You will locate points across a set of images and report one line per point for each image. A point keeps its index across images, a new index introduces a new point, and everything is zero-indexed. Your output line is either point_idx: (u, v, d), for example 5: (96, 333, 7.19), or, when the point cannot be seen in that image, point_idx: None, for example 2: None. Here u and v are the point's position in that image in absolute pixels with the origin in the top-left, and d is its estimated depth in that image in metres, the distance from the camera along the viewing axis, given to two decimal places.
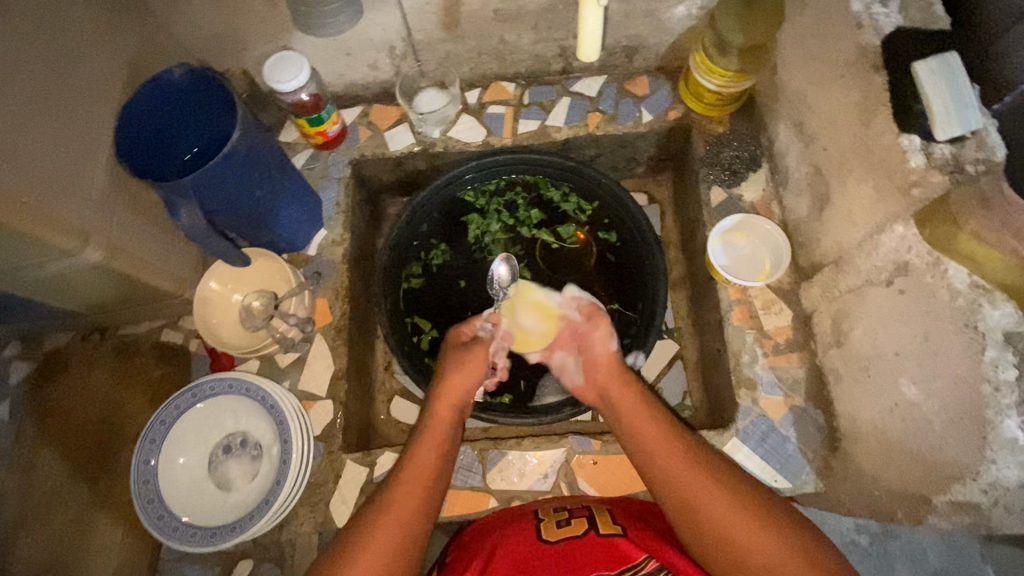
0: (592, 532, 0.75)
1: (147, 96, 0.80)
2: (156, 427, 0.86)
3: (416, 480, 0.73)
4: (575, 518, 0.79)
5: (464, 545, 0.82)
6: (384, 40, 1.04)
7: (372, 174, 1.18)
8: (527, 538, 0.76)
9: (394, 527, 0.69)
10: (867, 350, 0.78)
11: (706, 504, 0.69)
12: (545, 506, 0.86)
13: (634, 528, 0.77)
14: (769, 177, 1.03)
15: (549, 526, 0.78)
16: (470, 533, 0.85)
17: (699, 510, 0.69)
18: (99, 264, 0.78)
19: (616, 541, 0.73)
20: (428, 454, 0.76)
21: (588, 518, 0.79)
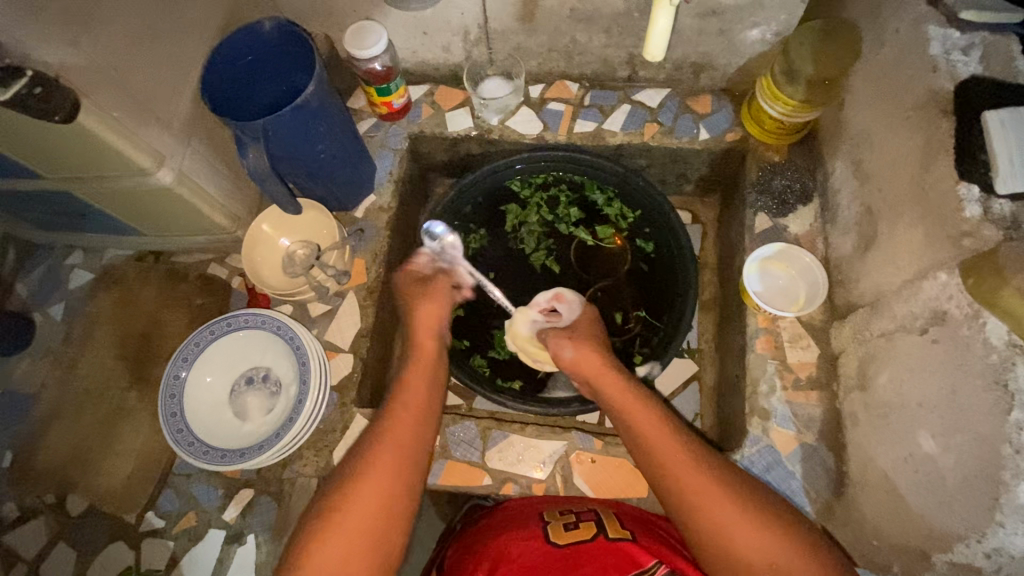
0: (600, 536, 0.79)
1: (238, 43, 0.86)
2: (190, 347, 0.92)
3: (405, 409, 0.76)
4: (583, 522, 0.82)
5: (475, 540, 0.86)
6: (461, 24, 1.08)
7: (427, 151, 1.23)
8: (538, 542, 0.79)
9: (393, 453, 0.72)
10: (892, 397, 0.78)
11: (696, 492, 0.71)
12: (552, 506, 0.88)
13: (642, 534, 0.81)
14: (819, 213, 1.02)
15: (558, 528, 0.81)
16: (479, 530, 0.88)
17: (689, 496, 0.72)
18: (169, 187, 0.84)
19: (625, 547, 0.77)
20: (419, 384, 0.80)
21: (596, 521, 0.82)
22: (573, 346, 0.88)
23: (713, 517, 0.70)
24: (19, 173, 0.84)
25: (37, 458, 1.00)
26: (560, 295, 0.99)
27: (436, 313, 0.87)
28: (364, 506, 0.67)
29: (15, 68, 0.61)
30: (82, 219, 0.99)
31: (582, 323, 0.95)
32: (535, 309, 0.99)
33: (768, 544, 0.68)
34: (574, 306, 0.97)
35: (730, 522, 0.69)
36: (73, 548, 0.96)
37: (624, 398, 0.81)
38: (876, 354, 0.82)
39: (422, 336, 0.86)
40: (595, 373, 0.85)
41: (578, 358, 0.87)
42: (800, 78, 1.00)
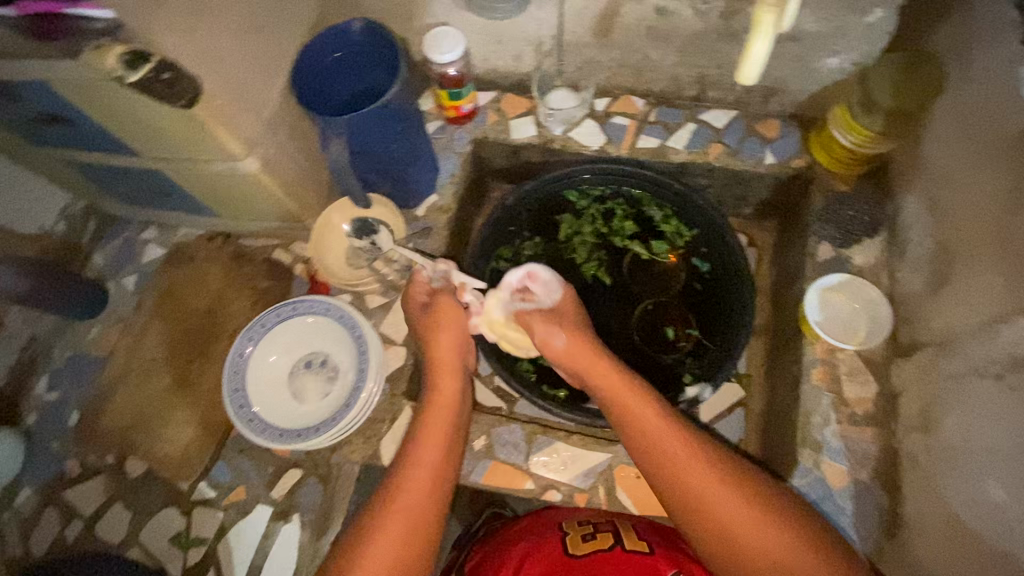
0: (618, 547, 0.77)
1: (328, 41, 0.90)
2: (257, 327, 0.95)
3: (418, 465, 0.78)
4: (600, 532, 0.81)
5: (494, 550, 0.86)
6: (536, 35, 1.10)
7: (488, 156, 1.25)
8: (554, 551, 0.78)
9: (408, 507, 0.74)
10: (958, 442, 0.76)
11: (703, 502, 0.72)
12: (570, 517, 0.87)
13: (661, 547, 0.79)
14: (885, 246, 1.01)
15: (574, 539, 0.80)
16: (498, 542, 0.87)
17: (697, 506, 0.72)
18: (253, 173, 0.89)
19: (643, 559, 0.76)
20: (434, 430, 0.82)
21: (614, 533, 0.81)
22: (563, 334, 0.91)
23: (724, 529, 0.70)
24: (119, 151, 0.89)
25: (103, 420, 1.06)
26: (533, 274, 1.00)
27: (452, 349, 0.90)
28: (383, 553, 0.70)
29: (140, 53, 0.65)
30: (166, 197, 1.05)
31: (563, 301, 0.98)
32: (507, 290, 0.99)
33: (782, 555, 0.68)
34: (547, 285, 0.99)
35: (739, 531, 0.70)
36: (129, 509, 1.01)
37: (622, 403, 0.82)
38: (942, 395, 0.80)
39: (440, 380, 0.88)
40: (587, 364, 0.88)
41: (567, 346, 0.90)
42: (879, 109, 0.97)
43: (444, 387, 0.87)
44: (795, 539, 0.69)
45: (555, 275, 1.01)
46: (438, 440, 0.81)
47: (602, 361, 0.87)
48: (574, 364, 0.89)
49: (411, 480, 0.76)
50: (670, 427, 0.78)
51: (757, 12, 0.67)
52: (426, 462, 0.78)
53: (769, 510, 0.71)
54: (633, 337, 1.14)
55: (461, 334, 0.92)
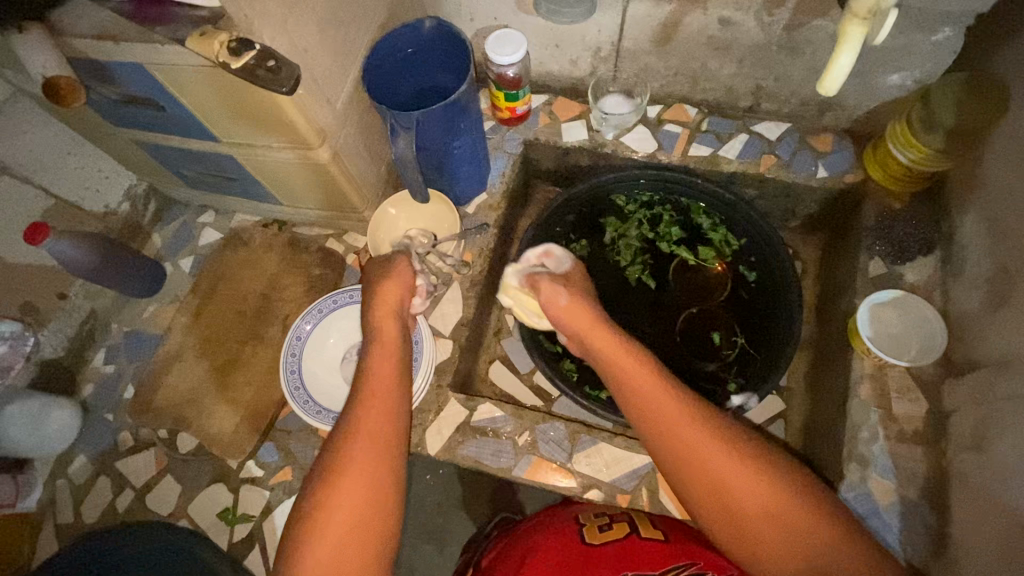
0: (634, 535, 0.80)
1: (400, 37, 0.93)
2: (314, 313, 0.98)
3: (376, 401, 0.75)
4: (616, 523, 0.83)
5: (512, 543, 0.88)
6: (595, 41, 1.13)
7: (537, 157, 1.28)
8: (571, 538, 0.81)
9: (377, 441, 0.72)
10: (1015, 463, 0.75)
11: (693, 452, 0.70)
12: (585, 511, 0.90)
13: (675, 535, 0.82)
14: (939, 265, 1.00)
15: (591, 529, 0.82)
16: (519, 535, 0.90)
17: (687, 457, 0.70)
18: (322, 163, 0.92)
19: (658, 545, 0.78)
20: (386, 371, 0.79)
21: (629, 523, 0.84)
22: (567, 294, 0.90)
23: (713, 477, 0.69)
24: (196, 134, 0.93)
25: (156, 395, 1.09)
26: (549, 252, 1.02)
27: (395, 296, 0.87)
28: (350, 501, 0.67)
29: (244, 41, 0.67)
30: (230, 182, 1.08)
31: (573, 273, 0.99)
32: (524, 265, 1.01)
33: (773, 506, 0.66)
34: (562, 262, 1.01)
35: (729, 480, 0.68)
36: (179, 483, 1.04)
37: (616, 362, 0.80)
38: (997, 416, 0.80)
39: (383, 325, 0.85)
40: (588, 327, 0.86)
41: (571, 309, 0.89)
42: (939, 127, 0.98)
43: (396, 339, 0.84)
44: (775, 483, 0.67)
45: (570, 255, 1.03)
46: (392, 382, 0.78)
47: (602, 322, 0.86)
48: (576, 325, 0.88)
49: (373, 416, 0.74)
50: (662, 383, 0.76)
51: (845, 23, 0.70)
52: (382, 406, 0.75)
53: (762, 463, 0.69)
54: (676, 341, 1.15)
55: (401, 285, 0.89)
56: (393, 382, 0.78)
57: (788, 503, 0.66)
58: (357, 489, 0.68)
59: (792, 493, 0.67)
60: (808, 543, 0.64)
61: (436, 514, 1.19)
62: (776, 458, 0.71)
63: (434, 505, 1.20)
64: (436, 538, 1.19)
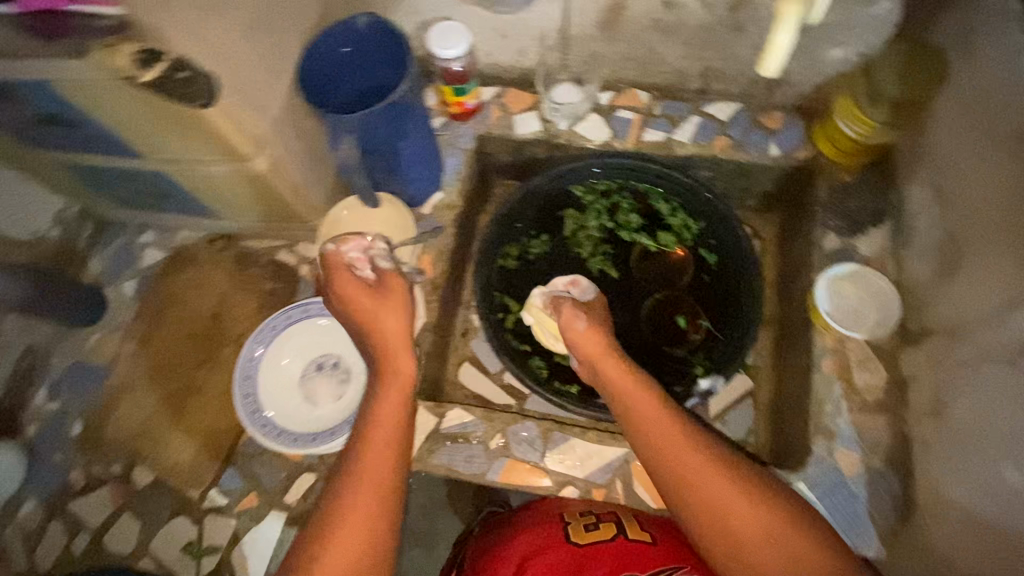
0: (621, 537, 0.80)
1: (332, 36, 0.88)
2: (266, 331, 0.94)
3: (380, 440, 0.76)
4: (603, 523, 0.83)
5: (500, 544, 0.88)
6: (540, 29, 1.10)
7: (492, 151, 1.24)
8: (558, 540, 0.81)
9: (381, 480, 0.73)
10: (971, 426, 0.77)
11: (692, 476, 0.74)
12: (572, 509, 0.89)
13: (663, 539, 0.81)
14: (891, 236, 1.02)
15: (577, 529, 0.82)
16: (507, 535, 0.90)
17: (685, 480, 0.75)
18: (261, 173, 0.87)
19: (645, 547, 0.78)
20: (395, 408, 0.79)
21: (616, 523, 0.83)
22: (586, 318, 0.93)
23: (710, 500, 0.73)
24: (119, 153, 0.87)
25: (109, 428, 1.04)
26: (576, 281, 1.07)
27: (397, 320, 0.86)
28: (351, 543, 0.68)
29: (153, 52, 0.66)
30: (168, 200, 1.03)
31: (596, 302, 1.03)
32: (552, 288, 1.06)
33: (768, 528, 0.70)
34: (588, 291, 1.05)
35: (724, 503, 0.72)
36: (138, 519, 0.99)
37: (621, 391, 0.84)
38: (953, 382, 0.82)
39: (395, 357, 0.83)
40: (596, 354, 0.89)
41: (589, 333, 0.91)
42: (884, 101, 0.99)
43: (402, 372, 0.82)
44: (769, 509, 0.72)
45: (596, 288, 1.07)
46: (394, 417, 0.78)
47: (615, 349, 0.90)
48: (585, 350, 0.90)
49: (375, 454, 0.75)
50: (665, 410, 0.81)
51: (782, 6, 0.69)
52: (387, 448, 0.76)
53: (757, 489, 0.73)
54: (643, 330, 1.15)
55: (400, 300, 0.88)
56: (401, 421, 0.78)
57: (782, 525, 0.71)
58: (359, 532, 0.69)
59: (785, 518, 0.71)
60: (797, 566, 0.68)
61: (417, 520, 1.17)
62: (773, 486, 0.74)
63: (414, 512, 1.18)
64: (418, 543, 1.17)
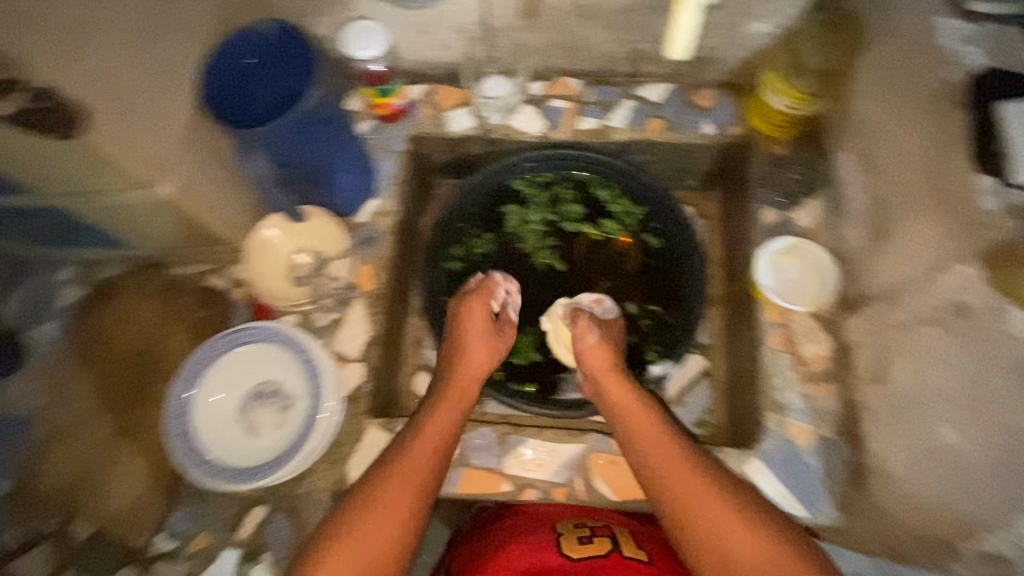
0: (616, 553, 0.76)
1: (237, 44, 0.83)
2: (194, 364, 0.89)
3: (408, 473, 0.78)
4: (597, 537, 0.79)
5: (478, 548, 0.84)
6: (461, 22, 1.06)
7: (427, 152, 1.20)
8: (550, 551, 0.76)
9: (393, 513, 0.74)
10: (913, 389, 0.77)
11: (685, 494, 0.76)
12: (563, 519, 0.86)
13: (658, 557, 0.79)
14: (826, 205, 1.02)
15: (570, 540, 0.78)
16: (486, 540, 0.85)
17: (680, 497, 0.76)
18: (168, 201, 0.83)
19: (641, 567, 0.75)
20: (428, 444, 0.81)
21: (610, 537, 0.80)
22: (598, 332, 0.95)
23: (702, 518, 0.74)
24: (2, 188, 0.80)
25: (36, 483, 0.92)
26: (600, 299, 1.08)
27: (485, 360, 0.94)
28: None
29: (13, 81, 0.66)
30: (78, 232, 0.97)
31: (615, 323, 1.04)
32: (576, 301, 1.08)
33: (761, 554, 0.70)
34: (609, 311, 1.06)
35: (716, 525, 0.73)
36: None
37: (625, 404, 0.88)
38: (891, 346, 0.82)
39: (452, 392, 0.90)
40: (603, 369, 0.92)
41: (598, 348, 0.93)
42: (809, 72, 0.96)
43: (457, 399, 0.88)
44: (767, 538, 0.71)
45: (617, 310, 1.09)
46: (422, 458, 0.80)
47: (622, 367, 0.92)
48: (591, 365, 0.93)
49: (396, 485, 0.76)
50: (665, 429, 0.84)
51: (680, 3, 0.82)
52: (401, 487, 0.76)
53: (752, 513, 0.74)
54: None
55: (499, 341, 0.97)
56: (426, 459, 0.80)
57: (777, 554, 0.70)
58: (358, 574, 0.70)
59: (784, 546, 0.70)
60: None
61: None
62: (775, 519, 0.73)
63: None
64: None
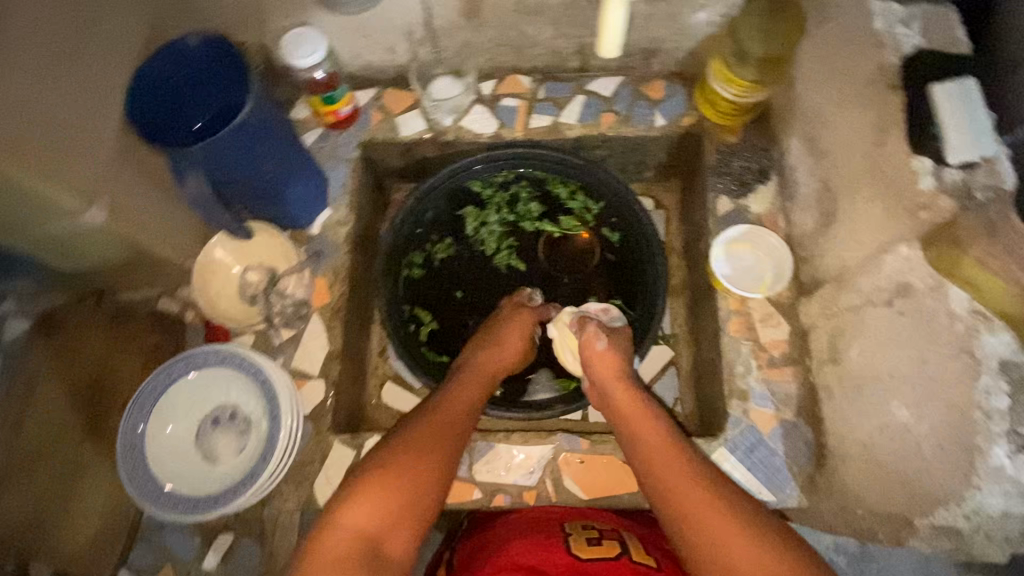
0: (625, 557, 0.72)
1: (163, 61, 0.80)
2: (146, 393, 0.86)
3: (392, 493, 0.67)
4: (606, 540, 0.75)
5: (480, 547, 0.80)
6: (404, 23, 1.04)
7: (380, 158, 1.17)
8: (556, 551, 0.72)
9: (364, 544, 0.63)
10: (863, 369, 0.79)
11: (694, 513, 0.68)
12: (572, 522, 0.82)
13: (668, 566, 0.74)
14: (778, 190, 1.03)
15: (578, 541, 0.75)
16: (488, 539, 0.82)
17: (689, 514, 0.68)
18: (103, 228, 0.80)
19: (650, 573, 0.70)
20: (420, 460, 0.72)
21: (620, 542, 0.76)
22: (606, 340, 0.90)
23: (713, 538, 0.66)
24: None
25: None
26: (607, 308, 1.00)
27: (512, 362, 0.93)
28: None
29: None
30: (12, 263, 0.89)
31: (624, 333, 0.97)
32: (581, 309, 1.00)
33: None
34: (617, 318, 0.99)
35: (728, 547, 0.65)
36: None
37: (635, 412, 0.81)
38: (844, 327, 0.83)
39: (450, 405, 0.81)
40: (609, 377, 0.86)
41: (605, 355, 0.88)
42: (750, 58, 0.97)
43: (454, 414, 0.80)
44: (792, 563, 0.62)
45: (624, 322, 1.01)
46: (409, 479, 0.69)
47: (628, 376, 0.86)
48: (599, 372, 0.87)
49: (404, 474, 0.69)
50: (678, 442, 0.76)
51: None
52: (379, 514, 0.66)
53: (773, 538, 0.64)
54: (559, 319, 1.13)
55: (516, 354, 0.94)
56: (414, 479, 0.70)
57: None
58: None
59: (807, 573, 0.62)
60: None
61: None
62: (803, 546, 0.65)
63: None
64: None
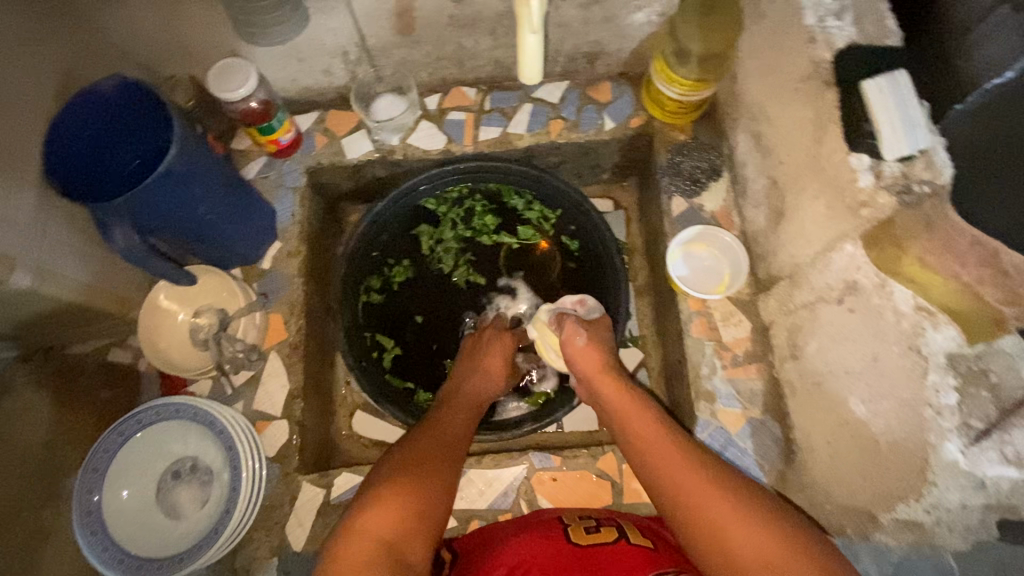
0: (622, 540, 0.71)
1: (79, 107, 0.77)
2: (99, 456, 0.83)
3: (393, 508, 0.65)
4: (603, 526, 0.74)
5: (479, 545, 0.78)
6: (337, 46, 1.01)
7: (329, 182, 1.14)
8: (556, 539, 0.71)
9: (365, 558, 0.60)
10: (821, 366, 0.79)
11: (692, 494, 0.67)
12: (569, 514, 0.81)
13: (663, 545, 0.73)
14: (730, 186, 1.02)
15: (577, 530, 0.73)
16: (484, 535, 0.81)
17: (686, 501, 0.67)
18: (30, 290, 0.76)
19: (649, 552, 0.68)
20: (419, 475, 0.69)
21: (616, 526, 0.74)
22: (586, 335, 0.89)
23: (709, 526, 0.64)
24: None
25: None
26: (583, 300, 1.00)
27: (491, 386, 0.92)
28: None
29: None
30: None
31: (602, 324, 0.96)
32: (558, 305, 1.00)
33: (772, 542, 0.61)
34: (596, 311, 0.99)
35: (723, 528, 0.63)
36: None
37: (626, 407, 0.80)
38: (800, 324, 0.83)
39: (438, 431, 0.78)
40: (595, 373, 0.85)
41: (588, 351, 0.87)
42: (690, 56, 0.98)
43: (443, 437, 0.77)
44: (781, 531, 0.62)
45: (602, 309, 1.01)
46: (416, 490, 0.68)
47: (613, 369, 0.86)
48: (584, 369, 0.87)
49: (417, 479, 0.69)
50: (667, 429, 0.76)
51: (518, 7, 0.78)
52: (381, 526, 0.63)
53: (774, 522, 0.63)
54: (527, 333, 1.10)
55: (497, 376, 0.93)
56: (413, 497, 0.67)
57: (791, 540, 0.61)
58: None
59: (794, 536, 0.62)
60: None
61: None
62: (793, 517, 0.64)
63: None
64: None
